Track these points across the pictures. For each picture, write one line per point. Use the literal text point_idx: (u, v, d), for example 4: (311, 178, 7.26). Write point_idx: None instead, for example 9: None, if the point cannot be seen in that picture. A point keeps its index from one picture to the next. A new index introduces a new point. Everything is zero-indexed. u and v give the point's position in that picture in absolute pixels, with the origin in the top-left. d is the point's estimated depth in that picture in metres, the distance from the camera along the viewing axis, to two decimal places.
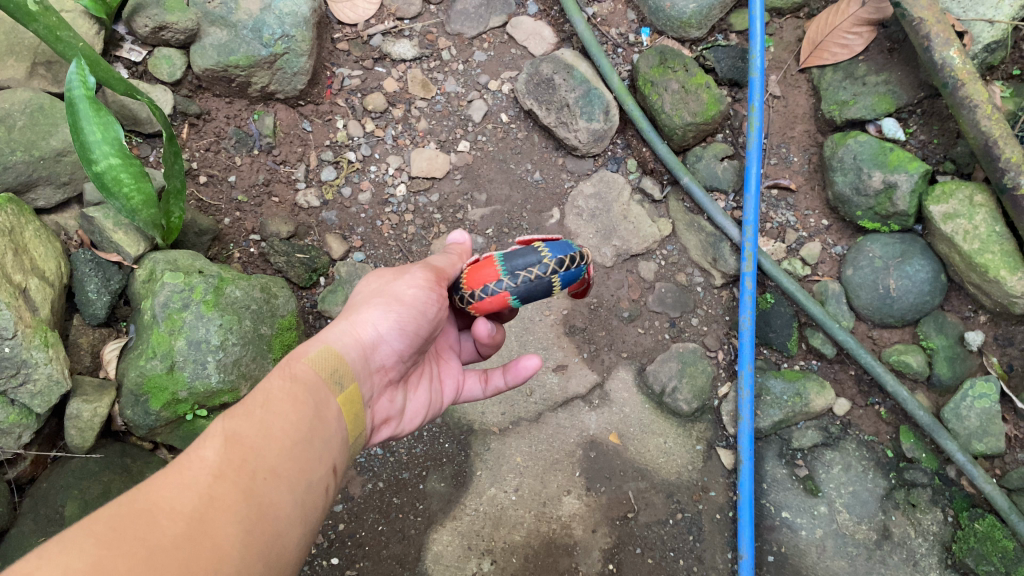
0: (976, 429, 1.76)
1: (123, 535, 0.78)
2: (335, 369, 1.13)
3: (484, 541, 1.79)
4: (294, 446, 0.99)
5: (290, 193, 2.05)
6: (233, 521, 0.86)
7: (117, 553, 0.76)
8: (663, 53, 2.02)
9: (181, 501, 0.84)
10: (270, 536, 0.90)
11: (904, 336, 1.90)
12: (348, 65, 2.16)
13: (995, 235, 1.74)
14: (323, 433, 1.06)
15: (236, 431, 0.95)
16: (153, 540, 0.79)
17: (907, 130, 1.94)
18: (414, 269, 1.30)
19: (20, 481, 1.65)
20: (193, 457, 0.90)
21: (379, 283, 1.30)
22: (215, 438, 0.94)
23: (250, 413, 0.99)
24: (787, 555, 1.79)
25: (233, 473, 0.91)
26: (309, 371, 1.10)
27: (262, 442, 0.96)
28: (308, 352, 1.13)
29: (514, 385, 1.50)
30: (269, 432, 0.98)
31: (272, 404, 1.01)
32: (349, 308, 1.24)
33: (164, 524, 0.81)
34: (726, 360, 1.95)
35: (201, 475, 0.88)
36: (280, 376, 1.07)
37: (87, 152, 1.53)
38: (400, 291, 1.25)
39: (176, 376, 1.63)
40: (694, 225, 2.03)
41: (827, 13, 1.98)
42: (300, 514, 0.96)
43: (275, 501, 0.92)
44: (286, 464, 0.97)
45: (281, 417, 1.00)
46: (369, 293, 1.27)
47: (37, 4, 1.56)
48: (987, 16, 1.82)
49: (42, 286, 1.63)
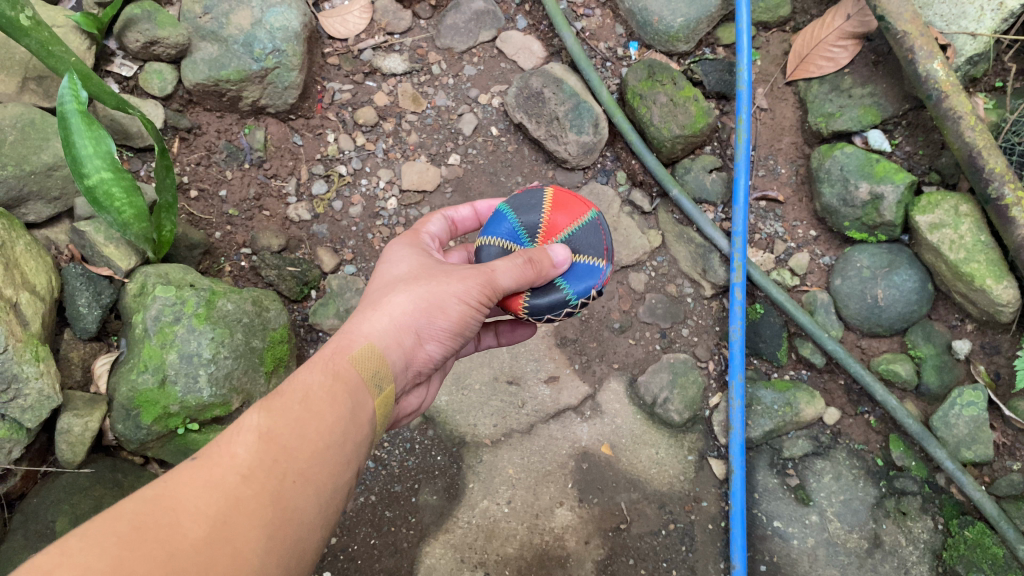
0: (964, 437, 1.78)
1: (146, 535, 0.78)
2: (376, 371, 1.10)
3: (477, 553, 1.78)
4: (328, 448, 0.97)
5: (281, 207, 2.06)
6: (255, 527, 0.85)
7: (139, 555, 0.77)
8: (652, 66, 2.04)
9: (206, 502, 0.83)
10: (291, 541, 0.89)
11: (892, 345, 1.91)
12: (338, 79, 2.18)
13: (980, 244, 1.76)
14: (356, 438, 1.02)
15: (271, 428, 0.93)
16: (173, 542, 0.79)
17: (892, 142, 1.97)
18: (470, 275, 1.17)
19: (10, 498, 1.63)
20: (224, 453, 0.89)
21: (427, 274, 1.21)
22: (249, 433, 0.92)
23: (288, 409, 0.96)
24: (779, 565, 1.79)
25: (263, 475, 0.89)
26: (352, 371, 1.06)
27: (296, 443, 0.93)
28: (352, 347, 1.09)
29: (504, 343, 1.63)
30: (305, 432, 0.95)
31: (310, 402, 0.98)
32: (390, 302, 1.16)
33: (187, 526, 0.81)
34: (716, 370, 1.96)
35: (228, 474, 0.87)
36: (321, 371, 1.03)
37: (78, 166, 1.53)
38: (445, 299, 1.17)
39: (167, 391, 1.63)
40: (684, 236, 2.04)
41: (812, 27, 2.01)
42: (323, 518, 0.95)
43: (299, 506, 0.91)
44: (316, 467, 0.94)
45: (318, 419, 0.97)
46: (415, 281, 1.19)
47: (29, 19, 1.56)
48: (970, 29, 1.84)
49: (32, 300, 1.62)
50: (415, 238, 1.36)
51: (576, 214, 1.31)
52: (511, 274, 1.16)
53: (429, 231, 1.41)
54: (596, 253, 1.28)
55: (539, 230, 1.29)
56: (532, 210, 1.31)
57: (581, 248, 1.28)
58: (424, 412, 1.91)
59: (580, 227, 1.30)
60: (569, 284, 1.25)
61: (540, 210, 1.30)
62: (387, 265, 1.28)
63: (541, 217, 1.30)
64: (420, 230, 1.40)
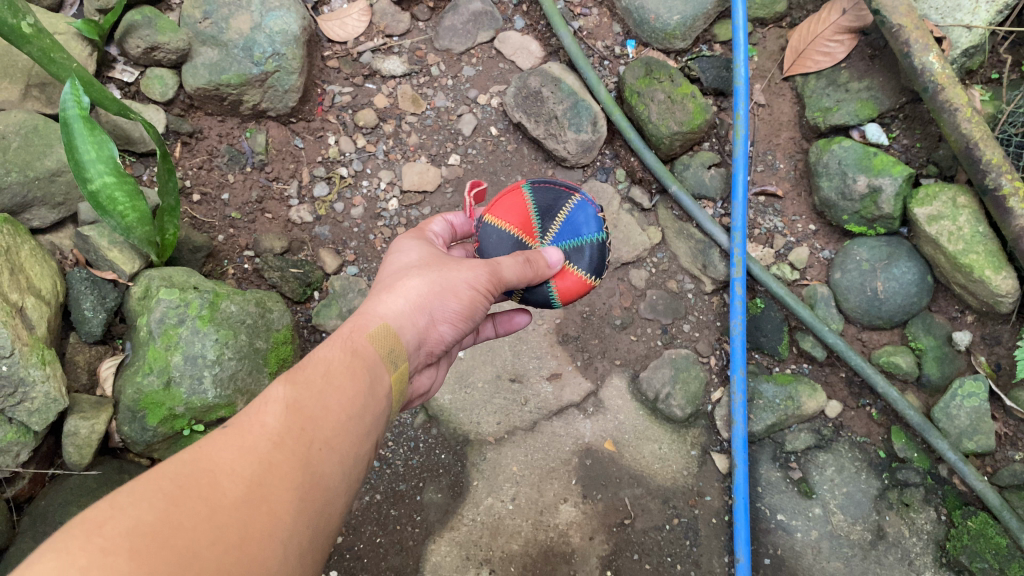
0: (966, 428, 1.78)
1: (189, 493, 0.78)
2: (392, 349, 1.12)
3: (482, 550, 1.79)
4: (350, 419, 0.98)
5: (283, 210, 2.07)
6: (288, 489, 0.85)
7: (184, 510, 0.76)
8: (649, 64, 2.05)
9: (242, 464, 0.83)
10: (319, 506, 0.89)
11: (893, 337, 1.92)
12: (338, 82, 2.20)
13: (979, 236, 1.77)
14: (374, 410, 1.04)
15: (298, 400, 0.94)
16: (215, 499, 0.79)
17: (890, 135, 1.97)
18: (479, 265, 1.20)
19: (18, 500, 1.65)
20: (255, 421, 0.89)
21: (438, 262, 1.24)
22: (276, 403, 0.93)
23: (312, 382, 0.97)
24: (783, 558, 1.80)
25: (293, 442, 0.89)
26: (369, 348, 1.09)
27: (320, 413, 0.95)
28: (368, 326, 1.12)
29: (502, 334, 1.62)
30: (329, 403, 0.96)
31: (331, 376, 1.00)
32: (404, 285, 1.19)
33: (226, 485, 0.81)
34: (718, 365, 1.97)
35: (261, 440, 0.87)
36: (340, 348, 1.05)
37: (81, 171, 1.54)
38: (457, 285, 1.19)
39: (172, 392, 1.64)
40: (683, 232, 2.05)
41: (808, 22, 2.02)
42: (346, 485, 0.95)
43: (326, 471, 0.91)
44: (340, 437, 0.96)
45: (340, 391, 0.99)
46: (427, 269, 1.22)
47: (31, 27, 1.57)
48: (965, 21, 1.84)
49: (38, 305, 1.63)
50: (422, 233, 1.39)
51: (519, 202, 1.33)
52: (515, 270, 1.20)
53: (434, 233, 1.41)
54: (564, 200, 1.32)
55: (520, 238, 1.30)
56: (502, 236, 1.31)
57: (555, 207, 1.31)
58: (428, 411, 1.93)
59: (535, 201, 1.33)
60: (585, 233, 1.29)
61: (503, 230, 1.31)
62: (397, 254, 1.30)
63: (509, 234, 1.30)
64: (424, 228, 1.41)
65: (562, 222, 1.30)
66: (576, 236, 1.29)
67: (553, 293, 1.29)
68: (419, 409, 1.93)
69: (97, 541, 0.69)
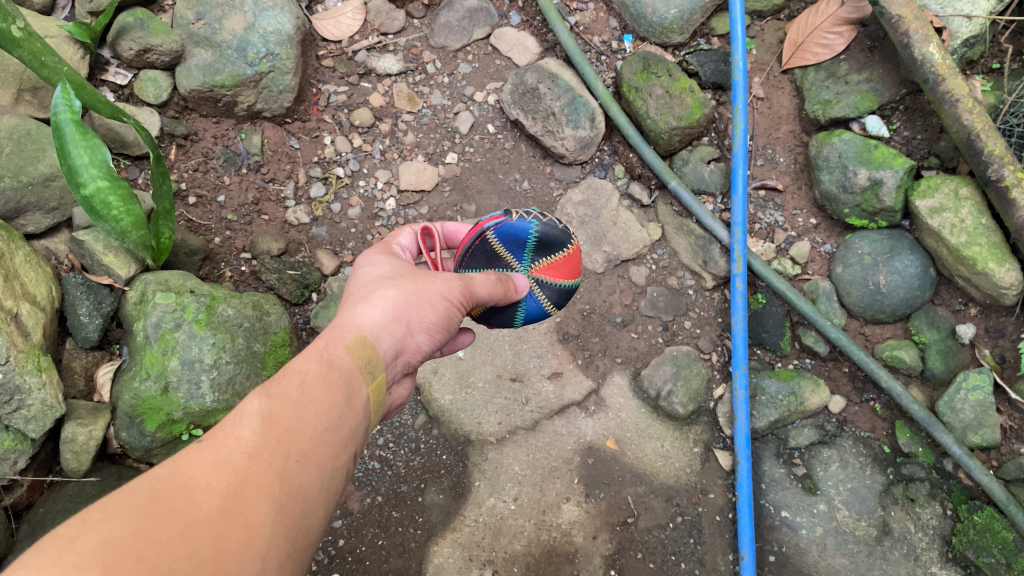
0: (971, 421, 1.76)
1: (163, 506, 0.76)
2: (370, 359, 1.10)
3: (485, 551, 1.78)
4: (327, 430, 0.97)
5: (280, 211, 2.06)
6: (264, 502, 0.84)
7: (158, 524, 0.75)
8: (646, 59, 2.03)
9: (217, 477, 0.82)
10: (298, 517, 0.88)
11: (896, 331, 1.91)
12: (333, 81, 2.18)
13: (982, 228, 1.75)
14: (353, 421, 1.03)
15: (273, 411, 0.93)
16: (189, 513, 0.77)
17: (891, 127, 1.96)
18: (453, 279, 1.24)
19: (17, 508, 1.64)
20: (229, 434, 0.88)
21: (410, 273, 1.24)
22: (251, 416, 0.91)
23: (288, 394, 0.96)
24: (788, 555, 1.79)
25: (268, 454, 0.88)
26: (346, 359, 1.07)
27: (297, 426, 0.93)
28: (345, 337, 1.10)
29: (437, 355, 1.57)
30: (306, 415, 0.95)
31: (308, 388, 0.98)
32: (380, 296, 1.18)
33: (201, 498, 0.79)
34: (720, 361, 1.96)
35: (236, 453, 0.86)
36: (316, 359, 1.04)
37: (74, 176, 1.52)
38: (431, 295, 1.20)
39: (170, 397, 1.63)
40: (684, 228, 2.03)
41: (807, 14, 2.00)
42: (326, 497, 0.94)
43: (305, 484, 0.90)
44: (319, 448, 0.94)
45: (317, 402, 0.97)
46: (401, 280, 1.22)
47: (21, 31, 1.55)
48: (965, 11, 1.82)
49: (33, 311, 1.61)
50: (389, 246, 1.37)
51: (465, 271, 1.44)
52: (486, 287, 1.28)
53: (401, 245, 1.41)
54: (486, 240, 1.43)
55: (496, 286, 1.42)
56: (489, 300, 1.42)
57: (489, 249, 1.43)
58: (429, 412, 1.92)
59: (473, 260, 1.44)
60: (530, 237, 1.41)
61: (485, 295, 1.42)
62: (367, 267, 1.28)
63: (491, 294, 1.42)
64: (391, 241, 1.39)
65: (506, 250, 1.42)
66: (526, 245, 1.42)
67: (560, 281, 1.43)
68: (419, 410, 1.92)
69: (68, 556, 0.68)
